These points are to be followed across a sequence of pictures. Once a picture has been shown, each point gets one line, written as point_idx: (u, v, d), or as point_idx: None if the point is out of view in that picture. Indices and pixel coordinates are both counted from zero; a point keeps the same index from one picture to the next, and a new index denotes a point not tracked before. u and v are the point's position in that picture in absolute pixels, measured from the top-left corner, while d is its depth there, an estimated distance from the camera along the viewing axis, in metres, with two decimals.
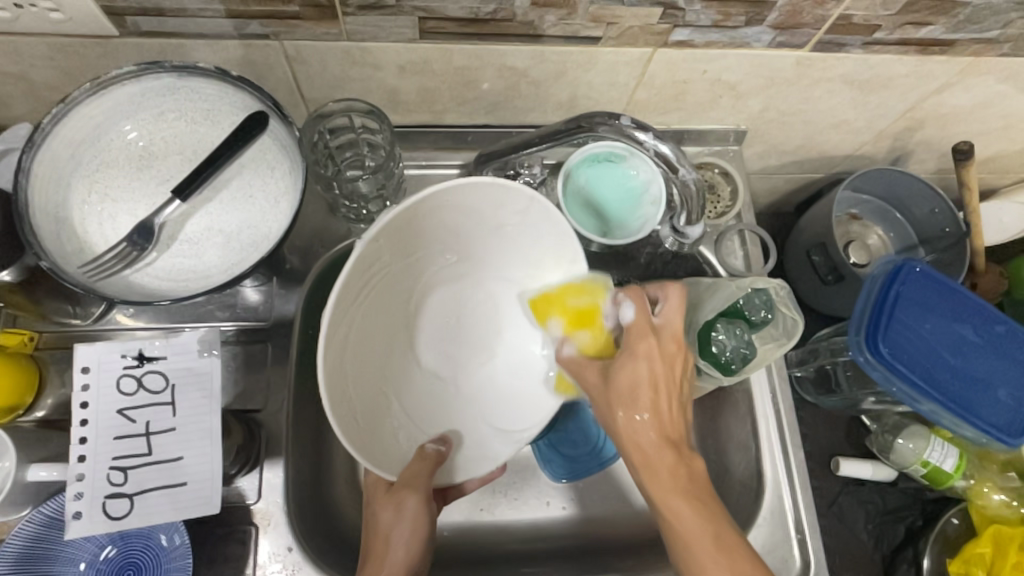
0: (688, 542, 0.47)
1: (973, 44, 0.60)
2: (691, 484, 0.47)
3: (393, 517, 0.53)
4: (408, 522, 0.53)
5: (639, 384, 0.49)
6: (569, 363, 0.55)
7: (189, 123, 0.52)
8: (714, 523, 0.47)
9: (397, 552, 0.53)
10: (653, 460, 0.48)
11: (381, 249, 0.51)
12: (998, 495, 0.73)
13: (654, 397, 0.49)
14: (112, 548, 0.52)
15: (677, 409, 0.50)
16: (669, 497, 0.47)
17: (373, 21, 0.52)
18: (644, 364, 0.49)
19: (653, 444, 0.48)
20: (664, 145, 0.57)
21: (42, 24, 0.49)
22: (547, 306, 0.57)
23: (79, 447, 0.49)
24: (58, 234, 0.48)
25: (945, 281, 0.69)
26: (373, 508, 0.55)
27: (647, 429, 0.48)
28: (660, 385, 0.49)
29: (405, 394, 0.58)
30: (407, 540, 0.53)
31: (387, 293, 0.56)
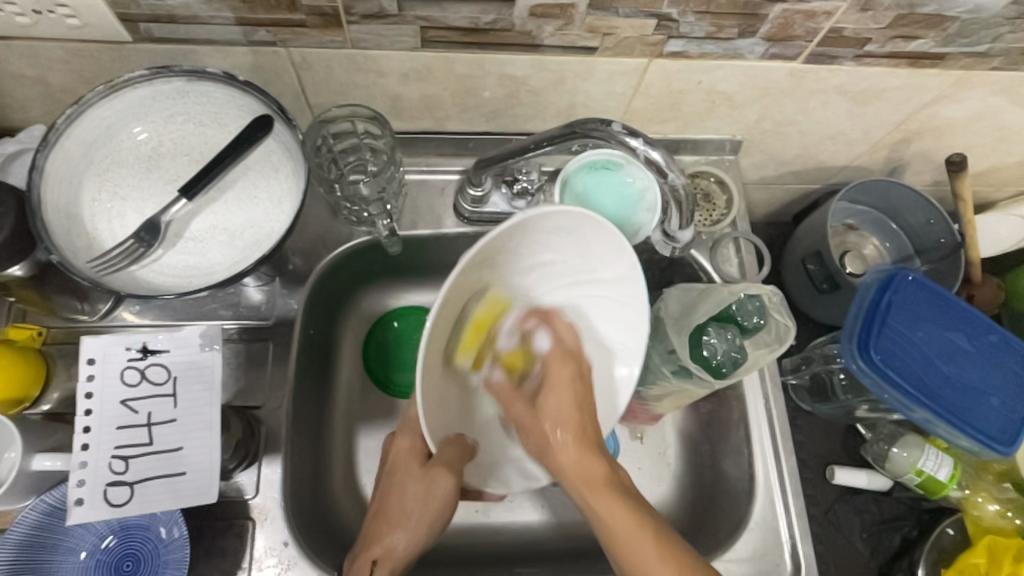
0: (631, 552, 0.51)
1: (964, 58, 0.62)
2: (613, 487, 0.54)
3: (419, 493, 0.58)
4: (435, 500, 0.57)
5: (563, 408, 0.56)
6: (499, 390, 0.60)
7: (197, 126, 0.54)
8: (636, 511, 0.53)
9: (416, 524, 0.57)
10: (573, 470, 0.54)
11: (460, 282, 0.51)
12: (993, 505, 0.73)
13: (580, 417, 0.56)
14: (112, 538, 0.53)
15: (593, 418, 0.56)
16: (601, 499, 0.53)
17: (376, 29, 0.53)
18: (558, 390, 0.56)
19: (576, 455, 0.54)
20: (656, 152, 0.55)
21: (60, 29, 0.51)
22: (478, 335, 0.59)
23: (83, 435, 0.50)
24: (69, 230, 0.50)
25: (937, 290, 0.70)
26: (402, 480, 0.59)
27: (569, 450, 0.55)
28: (579, 407, 0.56)
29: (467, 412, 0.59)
30: (424, 512, 0.58)
31: (464, 318, 0.56)
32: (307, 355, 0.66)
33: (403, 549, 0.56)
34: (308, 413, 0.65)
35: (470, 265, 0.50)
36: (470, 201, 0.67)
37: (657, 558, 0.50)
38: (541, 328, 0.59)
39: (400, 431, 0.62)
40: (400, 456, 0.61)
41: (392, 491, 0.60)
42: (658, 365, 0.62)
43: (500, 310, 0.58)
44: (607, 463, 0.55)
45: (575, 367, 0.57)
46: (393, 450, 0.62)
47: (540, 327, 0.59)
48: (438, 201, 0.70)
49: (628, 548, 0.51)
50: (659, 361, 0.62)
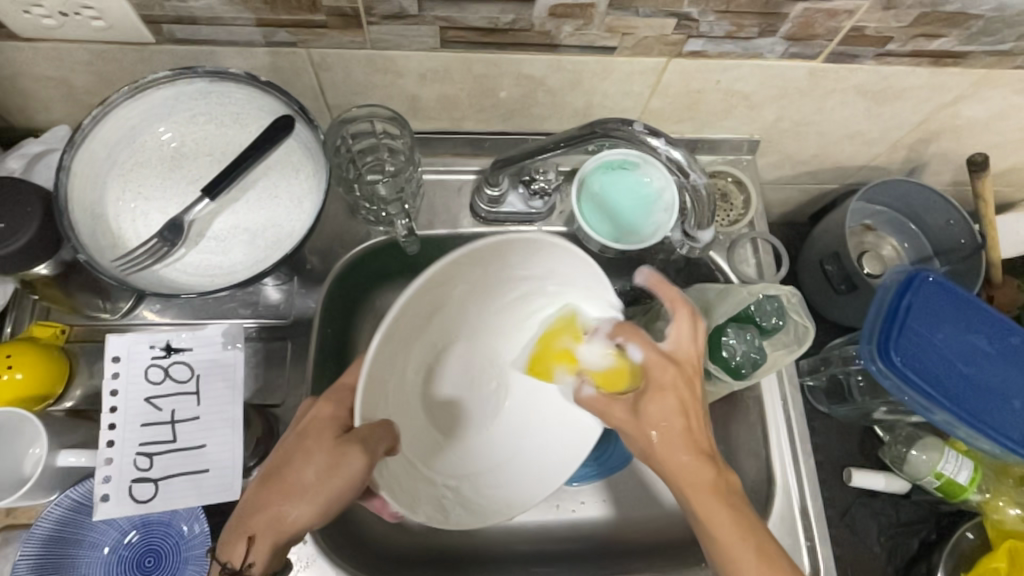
0: (721, 535, 0.48)
1: (987, 56, 0.61)
2: (727, 494, 0.49)
3: (320, 470, 0.48)
4: (340, 483, 0.47)
5: (668, 413, 0.50)
6: (592, 403, 0.55)
7: (219, 126, 0.54)
8: (739, 515, 0.48)
9: (311, 499, 0.48)
10: (693, 496, 0.48)
11: (428, 292, 0.55)
12: (1014, 509, 0.72)
13: (686, 422, 0.50)
14: (135, 533, 0.54)
15: (700, 420, 0.50)
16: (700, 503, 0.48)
17: (396, 30, 0.54)
18: (670, 394, 0.50)
19: (696, 470, 0.49)
20: (676, 151, 0.55)
21: (84, 31, 0.52)
22: (544, 353, 0.62)
23: (108, 432, 0.50)
24: (94, 229, 0.51)
25: (958, 291, 0.69)
26: (307, 446, 0.49)
27: (680, 453, 0.49)
28: (687, 407, 0.50)
29: (428, 439, 0.61)
30: (316, 481, 0.48)
31: (415, 342, 0.60)
32: (324, 355, 0.66)
33: (293, 522, 0.47)
34: None
35: (436, 276, 0.53)
36: (486, 200, 0.68)
37: (753, 555, 0.47)
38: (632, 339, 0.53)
39: (326, 396, 0.52)
40: (317, 423, 0.50)
41: (281, 464, 0.49)
42: None
43: (580, 331, 0.60)
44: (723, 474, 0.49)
45: (676, 369, 0.51)
46: (313, 418, 0.51)
47: (633, 339, 0.53)
48: (454, 201, 0.70)
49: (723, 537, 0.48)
50: None
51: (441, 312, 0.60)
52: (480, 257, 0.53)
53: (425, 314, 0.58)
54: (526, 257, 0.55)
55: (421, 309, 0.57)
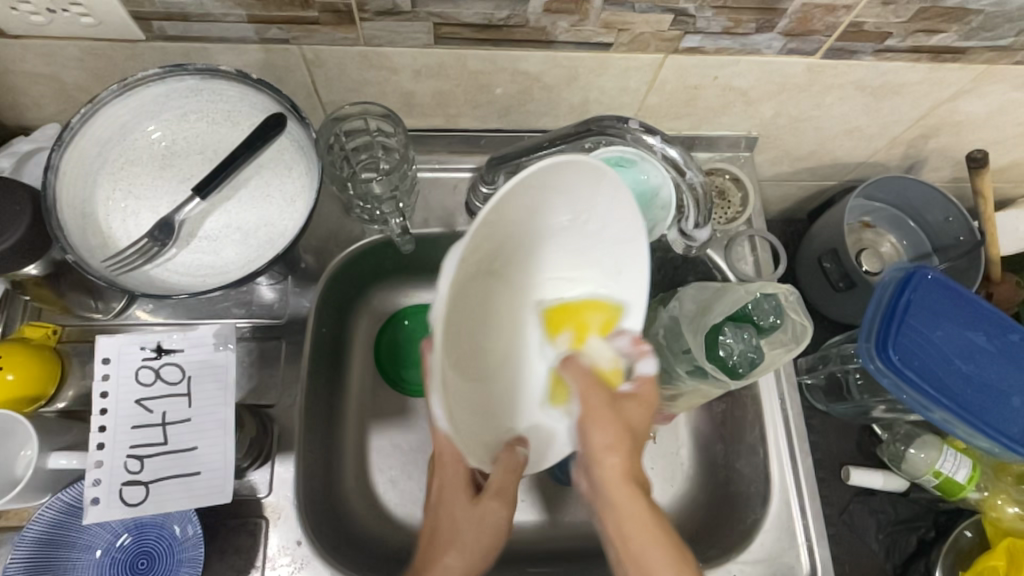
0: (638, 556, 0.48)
1: (987, 52, 0.60)
2: (659, 522, 0.49)
3: (473, 525, 0.54)
4: (491, 531, 0.54)
5: (631, 426, 0.51)
6: (583, 389, 0.52)
7: (210, 124, 0.54)
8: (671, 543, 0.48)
9: (472, 552, 0.53)
10: (615, 494, 0.49)
11: (502, 218, 0.46)
12: (1013, 507, 0.72)
13: (632, 446, 0.51)
14: (127, 536, 0.54)
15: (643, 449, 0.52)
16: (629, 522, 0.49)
17: (389, 26, 0.53)
18: (635, 411, 0.52)
19: (627, 478, 0.50)
20: (671, 149, 0.58)
21: (73, 28, 0.51)
22: (563, 317, 0.55)
23: (98, 435, 0.50)
24: (84, 229, 0.50)
25: (956, 289, 0.68)
26: (449, 511, 0.55)
27: (609, 455, 0.50)
28: (638, 432, 0.52)
29: (467, 419, 0.50)
30: (499, 533, 0.55)
31: (455, 294, 0.48)
32: (319, 355, 0.66)
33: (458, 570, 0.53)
34: (320, 411, 0.65)
35: (508, 204, 0.45)
36: (481, 199, 0.66)
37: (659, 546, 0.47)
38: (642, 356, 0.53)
39: (443, 456, 0.57)
40: (445, 491, 0.56)
41: (439, 519, 0.55)
42: (673, 365, 0.62)
43: (608, 328, 0.55)
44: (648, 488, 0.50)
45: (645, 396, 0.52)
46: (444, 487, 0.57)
47: (644, 356, 0.53)
48: (450, 198, 0.70)
49: (635, 540, 0.48)
50: (674, 360, 0.62)
51: (490, 271, 0.52)
52: (548, 196, 0.47)
53: (472, 267, 0.49)
54: (583, 209, 0.49)
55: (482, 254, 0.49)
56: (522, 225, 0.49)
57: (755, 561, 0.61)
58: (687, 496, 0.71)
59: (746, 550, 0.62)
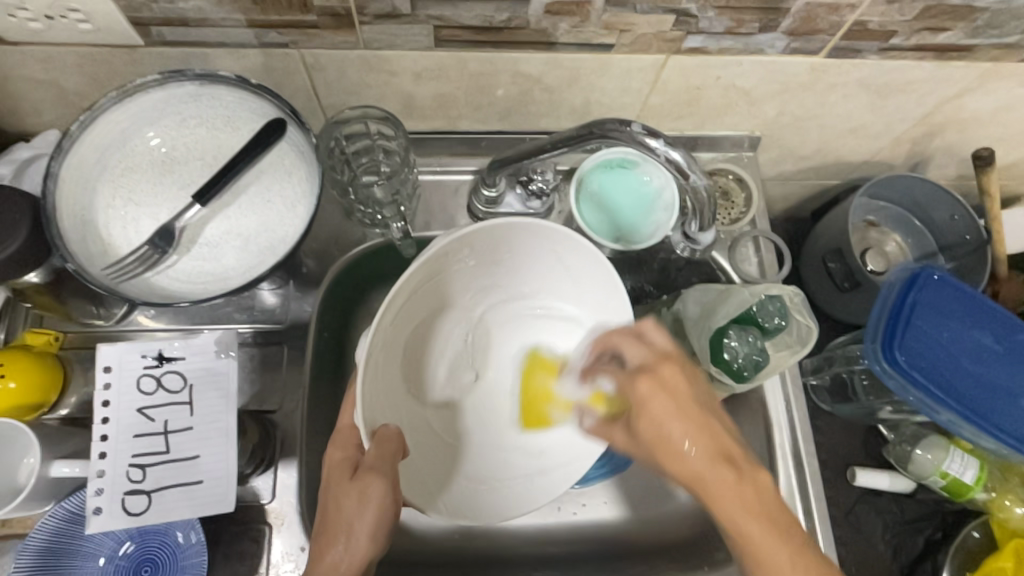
0: (762, 550, 0.44)
1: (993, 49, 0.60)
2: (777, 522, 0.45)
3: (356, 507, 0.48)
4: (371, 511, 0.48)
5: (670, 416, 0.48)
6: (595, 431, 0.57)
7: (210, 129, 0.54)
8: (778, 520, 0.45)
9: (358, 538, 0.48)
10: (717, 486, 0.45)
11: (501, 258, 0.57)
12: (1022, 508, 0.71)
13: (692, 425, 0.47)
14: (131, 543, 0.53)
15: (715, 425, 0.48)
16: (730, 507, 0.45)
17: (388, 29, 0.53)
18: (657, 400, 0.48)
19: (706, 466, 0.46)
20: (675, 152, 0.53)
21: (72, 34, 0.51)
22: (532, 404, 0.61)
23: (101, 443, 0.50)
24: (84, 237, 0.50)
25: (963, 289, 0.68)
26: (335, 495, 0.49)
27: (699, 465, 0.46)
28: (682, 410, 0.48)
29: (399, 416, 0.56)
30: (375, 523, 0.48)
31: (419, 307, 0.57)
32: (321, 360, 0.66)
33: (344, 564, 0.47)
34: (323, 416, 0.65)
35: (471, 244, 0.54)
36: (484, 201, 0.66)
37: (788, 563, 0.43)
38: (602, 372, 0.56)
39: (332, 440, 0.52)
40: (331, 472, 0.51)
41: (330, 505, 0.49)
42: None
43: (556, 368, 0.61)
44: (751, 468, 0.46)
45: (651, 377, 0.49)
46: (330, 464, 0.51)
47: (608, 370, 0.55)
48: (451, 201, 0.69)
49: (757, 540, 0.44)
50: None
51: (451, 307, 0.60)
52: (513, 245, 0.56)
53: (432, 297, 0.58)
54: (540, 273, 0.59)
55: (458, 280, 0.58)
56: (502, 283, 0.60)
57: None
58: None
59: None
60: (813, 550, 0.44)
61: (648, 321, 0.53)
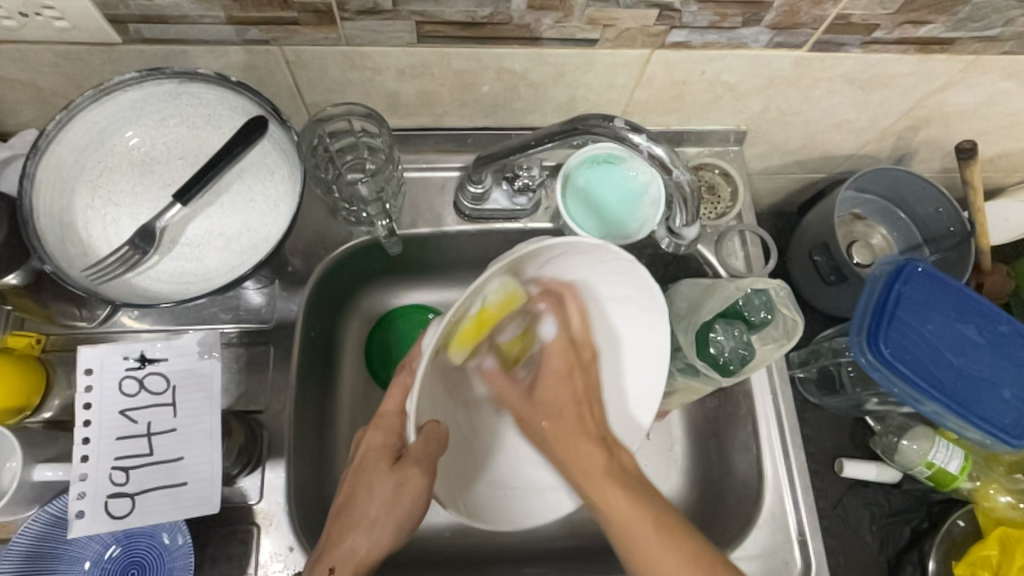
0: (629, 528, 0.50)
1: (975, 42, 0.60)
2: (630, 484, 0.52)
3: (391, 497, 0.52)
4: (402, 506, 0.52)
5: (562, 397, 0.58)
6: (492, 375, 0.62)
7: (190, 128, 0.53)
8: (644, 506, 0.51)
9: (381, 528, 0.52)
10: (590, 483, 0.53)
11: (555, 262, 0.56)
12: (1005, 497, 0.72)
13: (575, 408, 0.57)
14: (116, 547, 0.53)
15: (597, 415, 0.57)
16: (601, 487, 0.52)
17: (371, 25, 0.52)
18: (566, 390, 0.58)
19: (594, 447, 0.54)
20: (659, 147, 0.53)
21: (48, 32, 0.50)
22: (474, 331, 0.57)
23: (83, 447, 0.49)
24: (62, 239, 0.49)
25: (946, 281, 0.68)
26: (369, 479, 0.54)
27: (569, 433, 0.55)
28: (583, 396, 0.57)
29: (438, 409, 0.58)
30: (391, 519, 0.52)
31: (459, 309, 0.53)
32: (308, 360, 0.65)
33: (365, 552, 0.51)
34: (311, 416, 0.65)
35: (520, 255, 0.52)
36: (470, 198, 0.66)
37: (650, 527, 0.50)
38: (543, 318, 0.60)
39: (375, 425, 0.56)
40: (370, 455, 0.55)
41: (355, 490, 0.54)
42: None
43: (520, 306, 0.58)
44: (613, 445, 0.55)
45: (576, 358, 0.59)
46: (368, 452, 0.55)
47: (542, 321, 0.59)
48: (437, 198, 0.69)
49: (620, 518, 0.51)
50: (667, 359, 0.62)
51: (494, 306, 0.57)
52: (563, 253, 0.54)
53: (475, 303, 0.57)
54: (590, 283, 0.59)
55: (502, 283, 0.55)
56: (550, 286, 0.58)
57: (749, 557, 0.61)
58: (677, 495, 0.71)
59: (740, 547, 0.62)
60: (706, 558, 0.49)
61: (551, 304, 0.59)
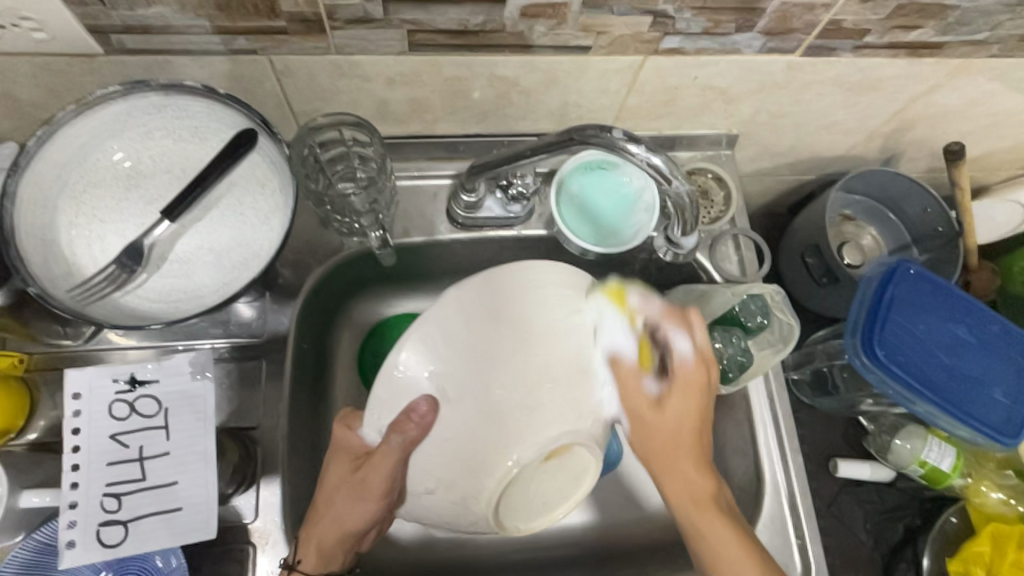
0: (713, 550, 0.54)
1: (963, 46, 0.60)
2: (731, 515, 0.55)
3: (342, 541, 0.55)
4: (337, 548, 0.55)
5: (683, 417, 0.53)
6: (620, 369, 0.51)
7: (177, 141, 0.52)
8: (745, 540, 0.54)
9: (330, 552, 0.55)
10: (695, 518, 0.54)
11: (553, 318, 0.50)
12: (996, 493, 0.74)
13: (698, 421, 0.53)
14: (108, 574, 0.51)
15: (705, 432, 0.54)
16: (713, 529, 0.54)
17: (361, 34, 0.51)
18: (682, 403, 0.53)
19: (705, 483, 0.54)
20: (657, 157, 0.52)
21: (25, 43, 0.49)
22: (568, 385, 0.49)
23: (71, 473, 0.48)
24: (47, 259, 0.48)
25: (938, 283, 0.69)
26: (346, 493, 0.54)
27: (683, 466, 0.54)
28: (695, 411, 0.53)
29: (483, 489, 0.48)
30: (340, 537, 0.55)
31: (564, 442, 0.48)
32: (300, 373, 0.64)
33: (320, 556, 0.55)
34: (305, 430, 0.64)
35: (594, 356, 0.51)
36: (462, 207, 0.66)
37: (742, 558, 0.53)
38: (670, 339, 0.53)
39: (360, 471, 0.53)
40: (342, 481, 0.54)
41: (324, 507, 0.55)
42: None
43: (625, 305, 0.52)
44: (715, 481, 0.55)
45: (685, 392, 0.52)
46: (339, 439, 0.55)
47: (678, 329, 0.53)
48: (429, 206, 0.68)
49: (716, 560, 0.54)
50: None
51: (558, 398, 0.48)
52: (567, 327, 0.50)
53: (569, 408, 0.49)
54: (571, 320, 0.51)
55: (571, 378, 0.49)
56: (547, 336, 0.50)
57: None
58: None
59: None
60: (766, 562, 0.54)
61: (698, 311, 0.54)
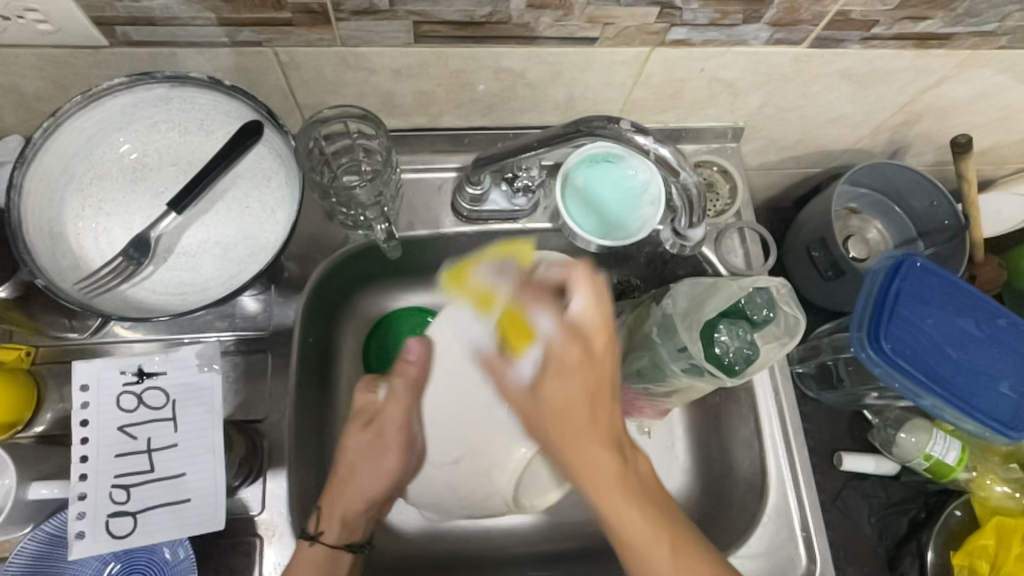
0: (644, 556, 0.45)
1: (972, 37, 0.60)
2: (644, 496, 0.46)
3: (362, 506, 0.61)
4: (360, 510, 0.61)
5: (575, 394, 0.47)
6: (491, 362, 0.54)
7: (182, 134, 0.52)
8: (659, 526, 0.46)
9: (352, 517, 0.60)
10: (605, 497, 0.46)
11: None
12: (1001, 486, 0.74)
13: (587, 399, 0.46)
14: (115, 564, 0.51)
15: (609, 410, 0.47)
16: (619, 513, 0.46)
17: (367, 26, 0.51)
18: (575, 382, 0.47)
19: (609, 455, 0.46)
20: (665, 148, 0.52)
21: (30, 35, 0.49)
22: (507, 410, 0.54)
23: (80, 465, 0.48)
24: (54, 251, 0.48)
25: (944, 276, 0.69)
26: (369, 454, 0.61)
27: (592, 448, 0.46)
28: (597, 387, 0.47)
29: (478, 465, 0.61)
30: (359, 502, 0.61)
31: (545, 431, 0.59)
32: (305, 366, 0.64)
33: (342, 524, 0.59)
34: (310, 424, 0.64)
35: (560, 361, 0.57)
36: (468, 199, 0.66)
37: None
38: (540, 305, 0.50)
39: (383, 432, 0.61)
40: (359, 445, 0.61)
41: (342, 471, 0.61)
42: (669, 363, 0.62)
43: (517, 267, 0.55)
44: (624, 459, 0.46)
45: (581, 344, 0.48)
46: (360, 403, 0.63)
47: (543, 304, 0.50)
48: (435, 199, 0.68)
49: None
50: (669, 358, 0.62)
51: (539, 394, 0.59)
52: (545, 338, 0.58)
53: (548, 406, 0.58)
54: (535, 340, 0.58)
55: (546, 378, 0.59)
56: None
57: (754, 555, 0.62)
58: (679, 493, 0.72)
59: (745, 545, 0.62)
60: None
61: (582, 270, 0.49)
